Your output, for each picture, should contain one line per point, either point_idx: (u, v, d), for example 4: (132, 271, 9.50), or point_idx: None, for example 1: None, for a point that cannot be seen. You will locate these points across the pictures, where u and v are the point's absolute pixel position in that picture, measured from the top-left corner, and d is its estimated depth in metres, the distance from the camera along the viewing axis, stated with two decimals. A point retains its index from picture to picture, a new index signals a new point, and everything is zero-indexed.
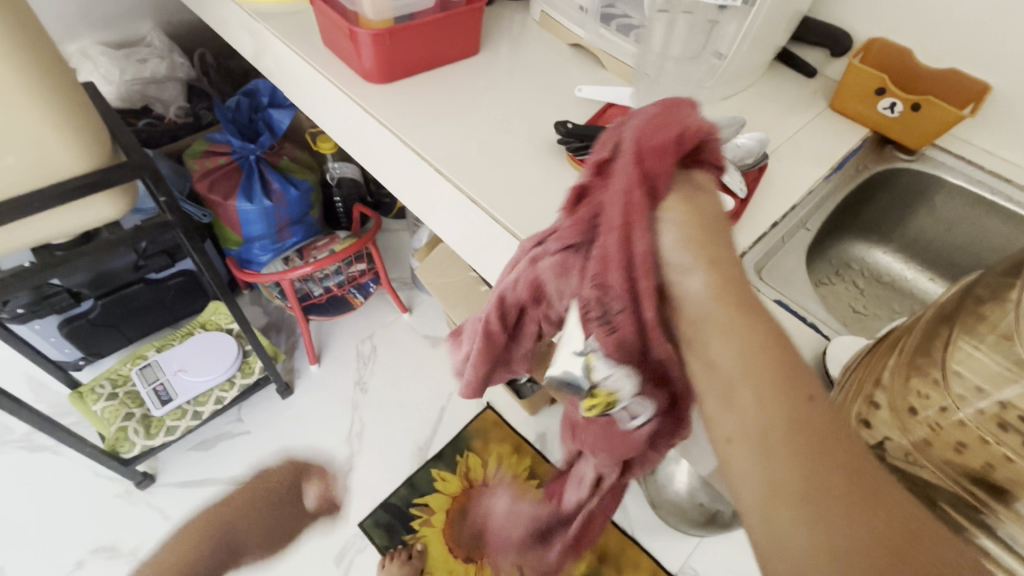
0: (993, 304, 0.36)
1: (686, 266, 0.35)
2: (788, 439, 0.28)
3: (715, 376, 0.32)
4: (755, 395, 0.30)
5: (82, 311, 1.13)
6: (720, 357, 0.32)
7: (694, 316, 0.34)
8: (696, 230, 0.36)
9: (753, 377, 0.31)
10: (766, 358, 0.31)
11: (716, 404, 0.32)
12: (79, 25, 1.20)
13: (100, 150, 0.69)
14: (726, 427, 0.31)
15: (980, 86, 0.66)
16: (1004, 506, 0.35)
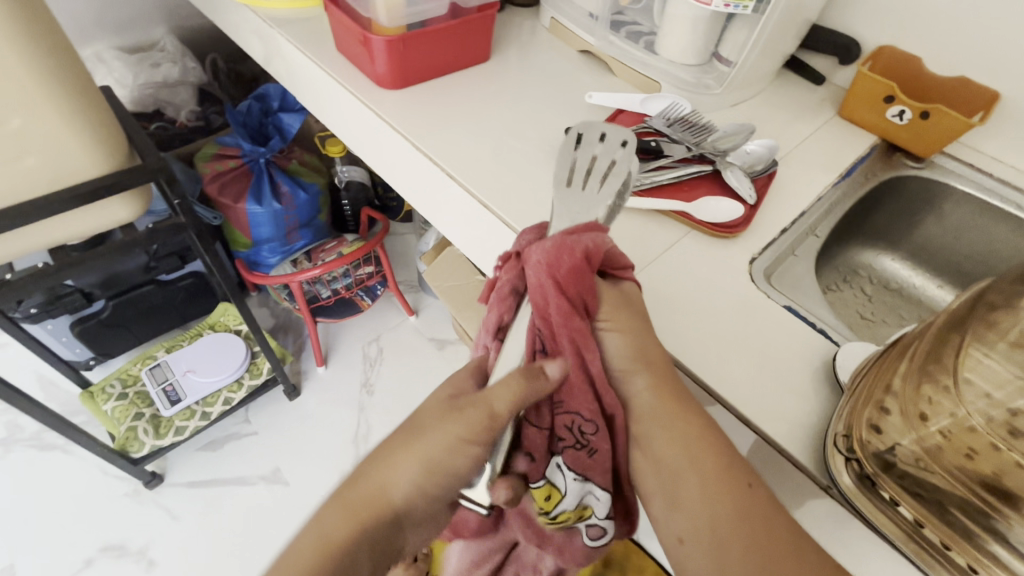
0: (1002, 311, 0.37)
1: (627, 366, 0.45)
2: (732, 523, 0.39)
3: (657, 469, 0.43)
4: (697, 483, 0.41)
5: (93, 311, 1.14)
6: (659, 451, 0.43)
7: (640, 411, 0.44)
8: (629, 344, 0.45)
9: (693, 482, 0.41)
10: (699, 446, 0.42)
11: (662, 494, 0.43)
12: (94, 30, 1.22)
13: (117, 153, 0.70)
14: (668, 513, 0.42)
15: (989, 94, 0.67)
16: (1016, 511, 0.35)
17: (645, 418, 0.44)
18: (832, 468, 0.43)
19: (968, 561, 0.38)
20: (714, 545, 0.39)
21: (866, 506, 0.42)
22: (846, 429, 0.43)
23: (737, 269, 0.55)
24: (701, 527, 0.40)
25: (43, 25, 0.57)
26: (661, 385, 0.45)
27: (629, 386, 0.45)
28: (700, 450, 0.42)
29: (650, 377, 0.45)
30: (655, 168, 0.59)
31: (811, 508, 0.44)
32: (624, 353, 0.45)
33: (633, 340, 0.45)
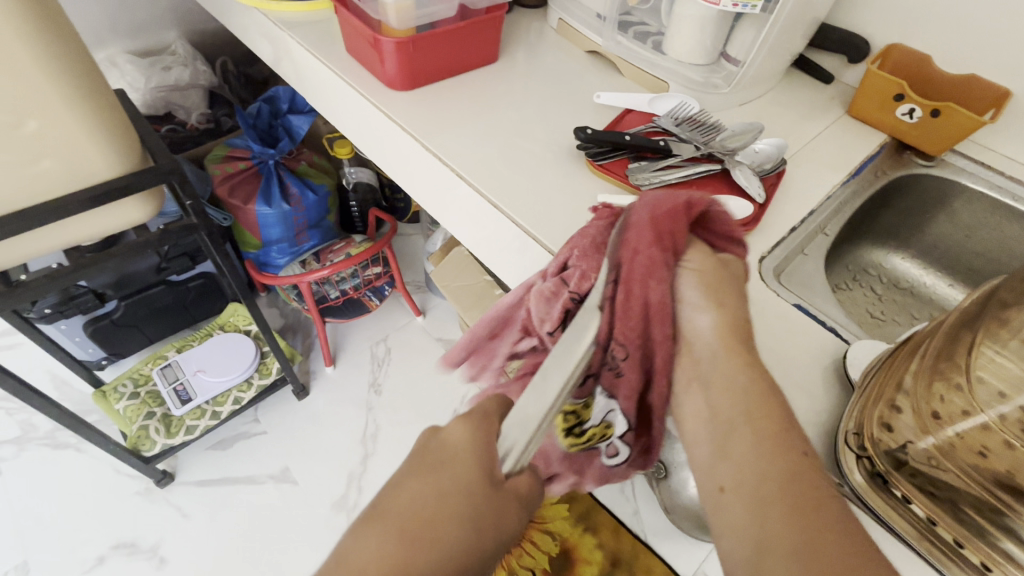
0: (1014, 309, 0.37)
1: (694, 308, 0.43)
2: (778, 478, 0.34)
3: (707, 413, 0.40)
4: (750, 431, 0.37)
5: (106, 312, 1.15)
6: (713, 399, 0.40)
7: (701, 354, 0.42)
8: (705, 291, 0.43)
9: (746, 433, 0.37)
10: (757, 397, 0.39)
11: (710, 442, 0.39)
12: (107, 34, 1.23)
13: (131, 154, 0.71)
14: (713, 459, 0.37)
15: (1001, 91, 0.66)
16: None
17: (705, 361, 0.41)
18: (843, 466, 0.43)
19: (982, 560, 0.37)
20: (756, 501, 0.33)
21: (878, 505, 0.41)
22: (857, 427, 0.43)
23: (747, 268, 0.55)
24: (745, 478, 0.35)
25: (60, 30, 0.58)
26: (729, 329, 0.42)
27: (692, 323, 0.43)
28: (759, 398, 0.38)
29: (719, 317, 0.42)
30: (664, 168, 0.59)
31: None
32: (698, 292, 0.43)
33: (713, 291, 0.43)
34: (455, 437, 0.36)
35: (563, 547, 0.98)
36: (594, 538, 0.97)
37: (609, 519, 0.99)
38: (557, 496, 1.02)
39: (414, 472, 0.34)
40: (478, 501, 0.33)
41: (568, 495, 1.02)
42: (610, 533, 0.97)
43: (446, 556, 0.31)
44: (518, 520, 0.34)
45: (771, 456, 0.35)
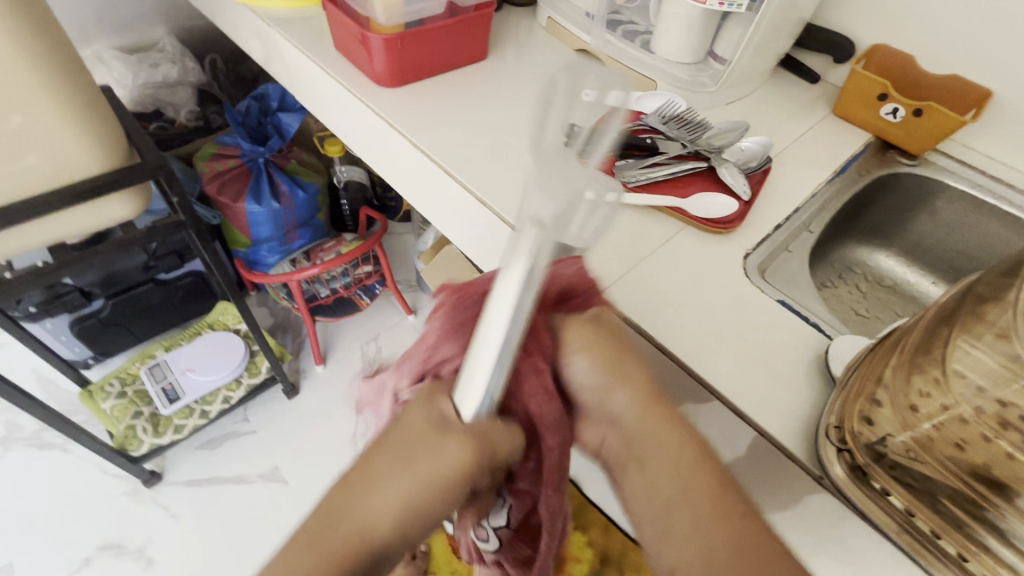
0: (991, 304, 0.37)
1: (602, 391, 0.38)
2: (730, 563, 0.33)
3: (652, 499, 0.36)
4: (690, 514, 0.35)
5: (93, 310, 1.14)
6: (649, 481, 0.36)
7: (627, 437, 0.38)
8: (608, 364, 0.38)
9: (687, 519, 0.34)
10: (697, 474, 0.36)
11: (652, 523, 0.36)
12: (93, 30, 1.22)
13: (116, 150, 0.71)
14: (661, 543, 0.35)
15: (981, 92, 0.68)
16: (1008, 502, 0.36)
17: (630, 442, 0.37)
18: (824, 459, 0.43)
19: (956, 548, 0.39)
20: None
21: (858, 498, 0.42)
22: (838, 420, 0.43)
23: (732, 265, 0.55)
24: (693, 563, 0.34)
25: (44, 25, 0.57)
26: (650, 405, 0.38)
27: (609, 404, 0.38)
28: (695, 469, 0.36)
29: (636, 395, 0.38)
30: (651, 165, 0.60)
31: (807, 503, 0.44)
32: (596, 371, 0.38)
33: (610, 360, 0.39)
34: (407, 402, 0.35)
35: None
36: (585, 536, 0.98)
37: (600, 517, 0.99)
38: None
39: (369, 444, 0.35)
40: (429, 440, 0.33)
41: None
42: (600, 531, 0.97)
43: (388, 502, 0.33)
44: (463, 451, 0.33)
45: (720, 538, 0.33)
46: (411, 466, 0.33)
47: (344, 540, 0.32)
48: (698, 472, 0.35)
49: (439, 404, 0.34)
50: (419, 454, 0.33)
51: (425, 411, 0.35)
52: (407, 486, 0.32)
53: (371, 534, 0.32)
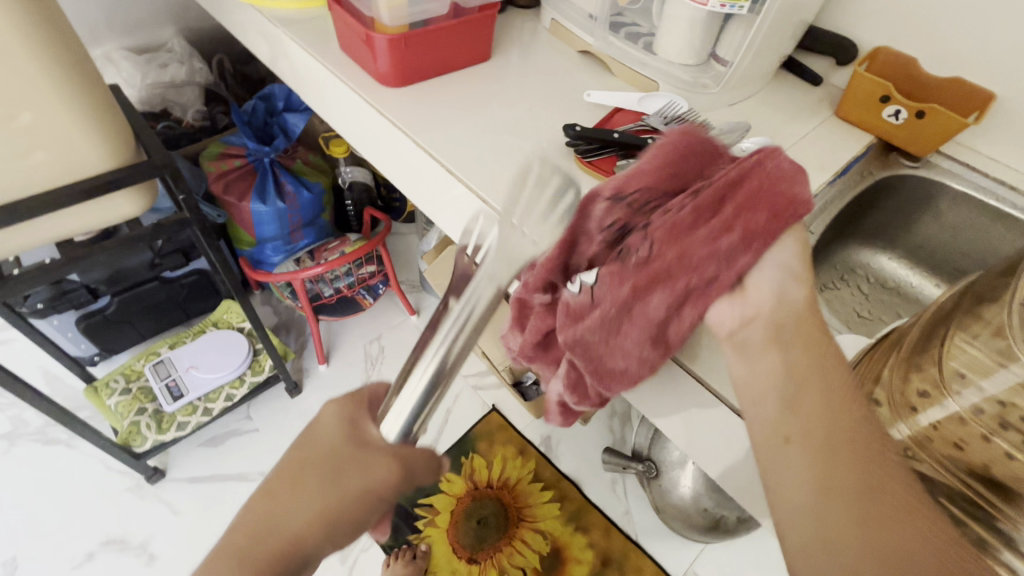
0: (990, 304, 0.37)
1: (783, 288, 0.41)
2: (878, 482, 0.36)
3: (785, 374, 0.39)
4: (819, 396, 0.39)
5: (99, 307, 1.15)
6: (789, 360, 0.40)
7: (784, 321, 0.41)
8: (803, 272, 0.41)
9: (821, 398, 0.38)
10: (836, 383, 0.39)
11: (776, 397, 0.39)
12: (103, 30, 1.24)
13: (123, 148, 0.71)
14: (793, 444, 0.38)
15: (984, 95, 0.67)
16: (1015, 509, 0.36)
17: (789, 324, 0.41)
18: None
19: None
20: (822, 457, 0.37)
21: None
22: None
23: None
24: (813, 434, 0.37)
25: (55, 24, 0.58)
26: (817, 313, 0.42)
27: (784, 293, 0.41)
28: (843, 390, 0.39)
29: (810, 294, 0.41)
30: None
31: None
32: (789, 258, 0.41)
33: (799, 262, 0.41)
34: (325, 421, 0.44)
35: (554, 546, 0.97)
36: (586, 538, 0.98)
37: (602, 519, 0.99)
38: (549, 495, 1.02)
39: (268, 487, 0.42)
40: (342, 452, 0.42)
41: (559, 494, 1.02)
42: (601, 533, 0.98)
43: (306, 511, 0.41)
44: (387, 470, 0.42)
45: (846, 424, 0.38)
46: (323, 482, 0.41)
47: (268, 548, 0.40)
48: (852, 404, 0.38)
49: (363, 426, 0.44)
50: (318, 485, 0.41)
51: (346, 435, 0.43)
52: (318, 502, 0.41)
53: (293, 534, 0.40)
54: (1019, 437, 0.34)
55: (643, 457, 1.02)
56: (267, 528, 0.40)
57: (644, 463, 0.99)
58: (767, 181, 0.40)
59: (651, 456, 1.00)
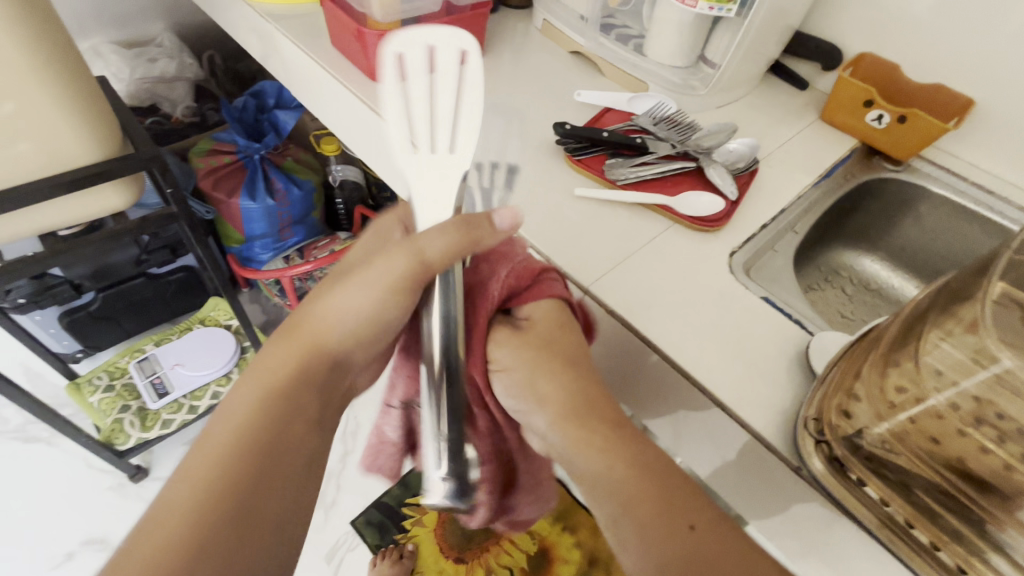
0: (964, 302, 0.38)
1: (529, 406, 0.45)
2: (681, 549, 0.35)
3: (598, 490, 0.39)
4: (620, 498, 0.38)
5: (83, 303, 1.14)
6: (596, 490, 0.39)
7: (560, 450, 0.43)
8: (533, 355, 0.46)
9: (617, 501, 0.38)
10: (622, 470, 0.39)
11: (604, 512, 0.39)
12: (91, 23, 1.22)
13: (109, 139, 0.71)
14: (619, 540, 0.37)
15: (963, 100, 0.70)
16: (995, 505, 0.37)
17: (568, 449, 0.42)
18: (803, 451, 0.44)
19: (930, 539, 0.40)
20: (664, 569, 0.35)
21: (836, 490, 0.42)
22: (817, 413, 0.44)
23: (718, 263, 0.55)
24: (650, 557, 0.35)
25: (42, 13, 0.58)
26: (569, 410, 0.43)
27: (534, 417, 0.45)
28: (632, 463, 0.39)
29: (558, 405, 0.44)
30: (640, 164, 0.61)
31: (794, 512, 0.45)
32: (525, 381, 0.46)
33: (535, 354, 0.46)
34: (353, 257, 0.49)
35: (541, 545, 0.98)
36: (573, 537, 0.98)
37: (589, 518, 1.00)
38: None
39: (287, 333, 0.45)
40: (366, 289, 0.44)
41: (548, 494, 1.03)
42: (588, 532, 0.98)
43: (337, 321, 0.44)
44: (405, 261, 0.42)
45: (650, 499, 0.37)
46: (365, 282, 0.44)
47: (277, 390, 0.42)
48: (642, 474, 0.38)
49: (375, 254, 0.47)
50: (342, 298, 0.44)
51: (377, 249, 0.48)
52: (354, 288, 0.44)
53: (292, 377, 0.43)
54: (992, 432, 0.35)
55: None
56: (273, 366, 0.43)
57: None
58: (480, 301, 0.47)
59: None
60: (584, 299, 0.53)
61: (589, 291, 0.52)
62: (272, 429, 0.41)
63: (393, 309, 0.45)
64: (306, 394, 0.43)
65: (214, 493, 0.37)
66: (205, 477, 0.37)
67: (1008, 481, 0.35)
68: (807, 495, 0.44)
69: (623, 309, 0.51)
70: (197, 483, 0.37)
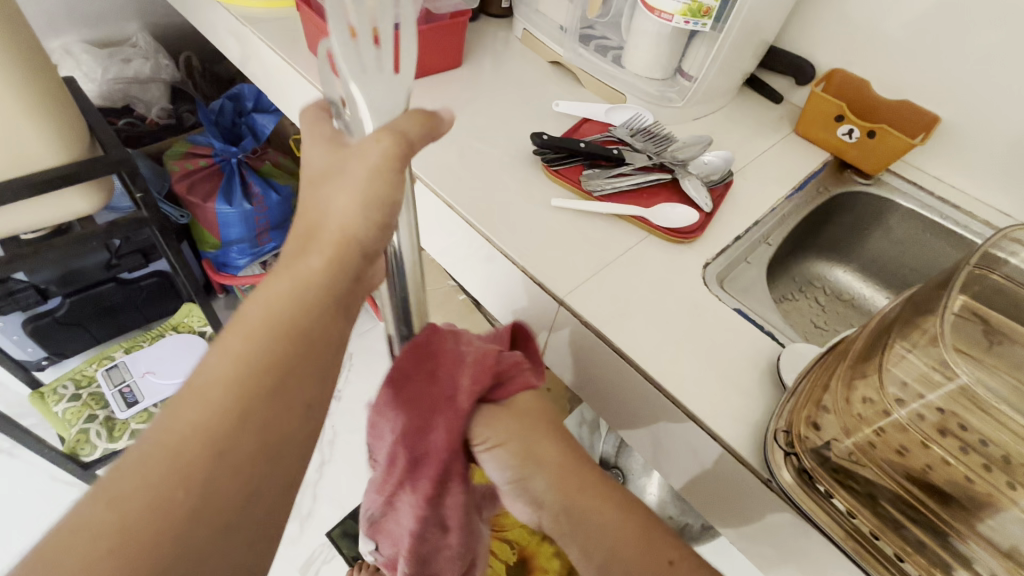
0: (927, 314, 0.39)
1: (522, 480, 0.43)
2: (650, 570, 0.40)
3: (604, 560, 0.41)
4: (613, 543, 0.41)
5: (49, 309, 1.10)
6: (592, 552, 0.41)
7: (569, 515, 0.42)
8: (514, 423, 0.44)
9: (603, 551, 0.41)
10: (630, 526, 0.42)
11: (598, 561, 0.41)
12: (62, 22, 1.19)
13: (75, 142, 0.69)
14: None
15: (930, 117, 0.72)
16: (954, 515, 0.38)
17: (570, 517, 0.42)
18: (773, 464, 0.44)
19: (894, 551, 0.41)
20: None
21: (805, 502, 0.43)
22: (787, 426, 0.44)
23: (692, 274, 0.55)
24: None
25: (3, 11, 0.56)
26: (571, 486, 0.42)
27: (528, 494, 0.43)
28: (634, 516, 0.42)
29: (552, 480, 0.42)
30: (617, 175, 0.61)
31: None
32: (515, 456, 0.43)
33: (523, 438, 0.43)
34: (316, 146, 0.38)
35: (521, 556, 0.97)
36: (552, 547, 0.97)
37: None
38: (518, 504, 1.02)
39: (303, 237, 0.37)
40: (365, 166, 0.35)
41: None
42: None
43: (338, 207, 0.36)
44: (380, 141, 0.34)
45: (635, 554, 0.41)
46: (355, 155, 0.35)
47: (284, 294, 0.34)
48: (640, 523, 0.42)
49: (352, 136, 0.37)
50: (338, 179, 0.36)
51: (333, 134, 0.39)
52: (355, 174, 0.35)
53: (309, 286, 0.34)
54: (955, 442, 0.37)
55: (610, 464, 1.01)
56: (290, 269, 0.35)
57: (612, 472, 0.99)
58: (441, 372, 0.43)
59: (618, 464, 1.00)
60: (559, 310, 0.52)
61: (564, 302, 0.51)
62: (308, 324, 0.34)
63: (393, 190, 0.36)
64: (340, 286, 0.36)
65: (234, 392, 0.30)
66: (240, 354, 0.31)
67: (967, 490, 0.37)
68: (777, 503, 0.45)
69: (598, 320, 0.51)
70: (228, 378, 0.30)
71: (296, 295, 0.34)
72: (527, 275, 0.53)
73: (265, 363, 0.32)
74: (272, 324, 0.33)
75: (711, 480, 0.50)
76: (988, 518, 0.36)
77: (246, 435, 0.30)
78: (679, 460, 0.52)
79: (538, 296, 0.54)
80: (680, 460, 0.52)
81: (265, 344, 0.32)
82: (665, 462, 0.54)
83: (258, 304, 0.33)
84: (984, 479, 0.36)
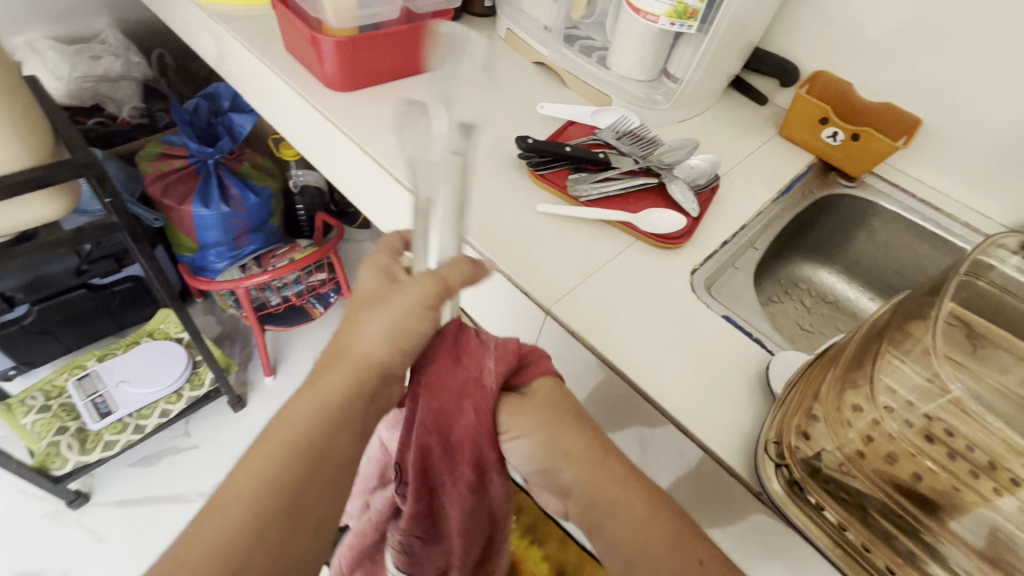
0: (918, 322, 0.38)
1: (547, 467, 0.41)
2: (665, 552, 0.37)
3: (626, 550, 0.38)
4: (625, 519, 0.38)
5: (14, 317, 1.05)
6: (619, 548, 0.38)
7: (583, 506, 0.40)
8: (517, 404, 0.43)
9: (623, 533, 0.38)
10: (641, 506, 0.39)
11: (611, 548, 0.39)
12: (26, 17, 1.14)
13: (37, 146, 0.65)
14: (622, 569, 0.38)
15: (911, 120, 0.72)
16: (938, 523, 0.38)
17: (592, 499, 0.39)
18: (763, 475, 0.44)
19: (885, 562, 0.40)
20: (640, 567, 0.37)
21: (794, 512, 0.43)
22: (777, 436, 0.44)
23: (680, 280, 0.54)
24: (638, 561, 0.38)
25: None
26: (592, 474, 0.40)
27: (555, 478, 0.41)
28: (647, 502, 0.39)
29: (576, 467, 0.40)
30: (603, 179, 0.60)
31: None
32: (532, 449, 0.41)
33: (540, 425, 0.40)
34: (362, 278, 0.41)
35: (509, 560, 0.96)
36: (541, 551, 0.96)
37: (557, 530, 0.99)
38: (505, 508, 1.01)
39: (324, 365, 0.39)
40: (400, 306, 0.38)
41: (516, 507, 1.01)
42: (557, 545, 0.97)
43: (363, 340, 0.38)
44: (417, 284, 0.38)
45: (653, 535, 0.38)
46: (391, 294, 0.38)
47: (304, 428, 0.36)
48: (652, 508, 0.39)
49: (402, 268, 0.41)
50: (364, 310, 0.39)
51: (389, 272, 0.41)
52: (386, 312, 0.38)
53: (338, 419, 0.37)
54: (944, 450, 0.36)
55: None
56: (312, 398, 0.37)
57: None
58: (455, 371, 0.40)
59: None
60: (546, 319, 0.51)
61: (551, 311, 0.50)
62: (316, 444, 0.36)
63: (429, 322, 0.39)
64: (357, 411, 0.38)
65: (257, 516, 0.34)
66: (256, 490, 0.34)
67: (954, 499, 0.37)
68: (764, 512, 0.45)
69: (585, 329, 0.50)
70: (247, 512, 0.34)
71: (317, 420, 0.36)
72: (513, 284, 0.52)
73: (282, 502, 0.35)
74: (285, 460, 0.35)
75: (700, 488, 0.50)
76: (972, 526, 0.36)
77: (275, 559, 0.34)
78: (668, 469, 0.51)
79: (523, 304, 0.53)
80: (668, 467, 0.52)
81: (281, 472, 0.35)
82: (653, 470, 0.53)
83: (274, 443, 0.36)
84: (970, 486, 0.36)
